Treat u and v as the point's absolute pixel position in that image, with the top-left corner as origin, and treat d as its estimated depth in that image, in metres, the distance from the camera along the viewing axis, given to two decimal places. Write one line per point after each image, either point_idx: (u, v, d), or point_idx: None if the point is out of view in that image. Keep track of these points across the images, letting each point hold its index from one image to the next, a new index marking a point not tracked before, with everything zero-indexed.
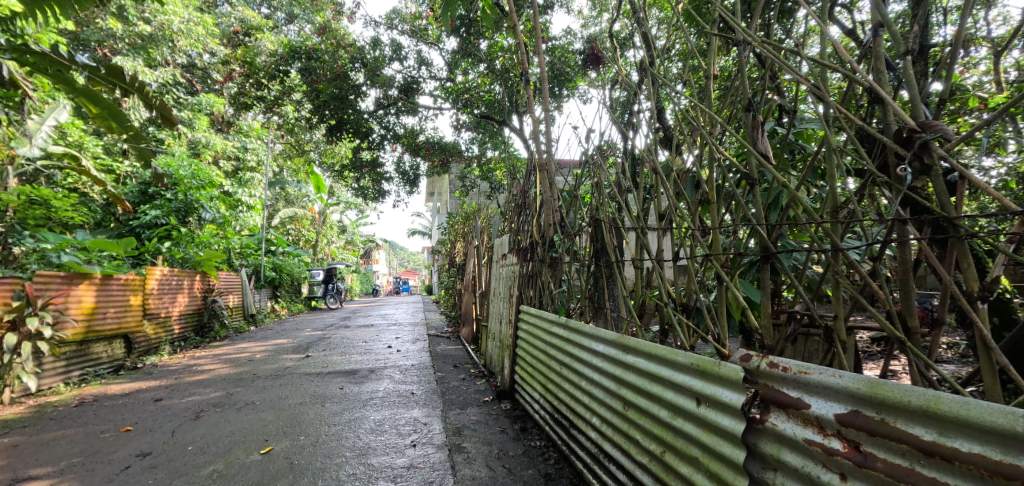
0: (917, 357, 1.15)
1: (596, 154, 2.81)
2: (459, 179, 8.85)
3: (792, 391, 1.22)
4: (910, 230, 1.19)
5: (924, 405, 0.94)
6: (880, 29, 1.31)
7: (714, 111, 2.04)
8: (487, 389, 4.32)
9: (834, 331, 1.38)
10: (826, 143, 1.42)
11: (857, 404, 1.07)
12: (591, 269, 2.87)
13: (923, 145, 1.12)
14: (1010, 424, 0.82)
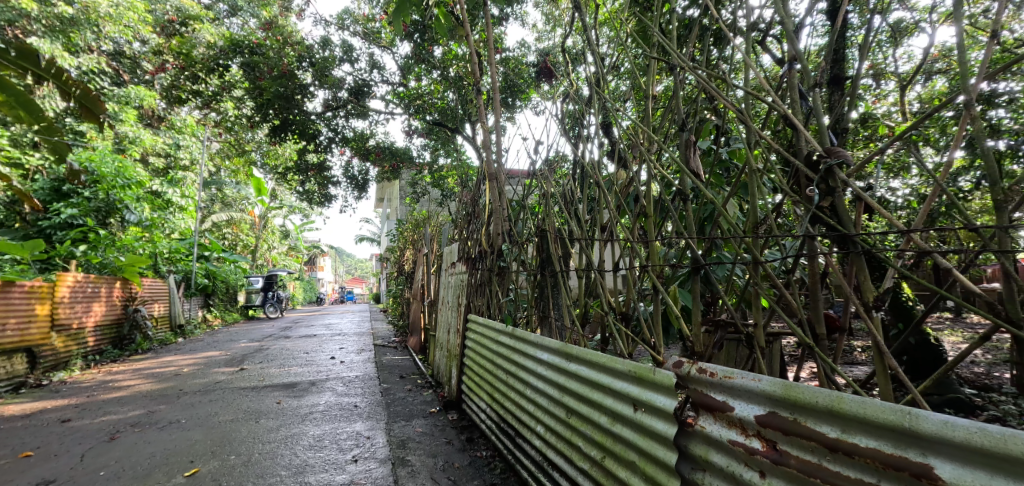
0: (824, 362, 1.18)
1: (546, 166, 2.86)
2: (410, 185, 8.73)
3: (718, 395, 1.24)
4: (818, 246, 1.25)
5: (829, 405, 0.96)
6: (795, 63, 1.42)
7: (655, 129, 2.12)
8: (434, 399, 4.24)
9: (754, 338, 1.44)
10: (752, 162, 1.50)
11: (773, 404, 1.09)
12: (537, 278, 2.89)
13: (828, 169, 1.19)
14: (900, 421, 0.85)
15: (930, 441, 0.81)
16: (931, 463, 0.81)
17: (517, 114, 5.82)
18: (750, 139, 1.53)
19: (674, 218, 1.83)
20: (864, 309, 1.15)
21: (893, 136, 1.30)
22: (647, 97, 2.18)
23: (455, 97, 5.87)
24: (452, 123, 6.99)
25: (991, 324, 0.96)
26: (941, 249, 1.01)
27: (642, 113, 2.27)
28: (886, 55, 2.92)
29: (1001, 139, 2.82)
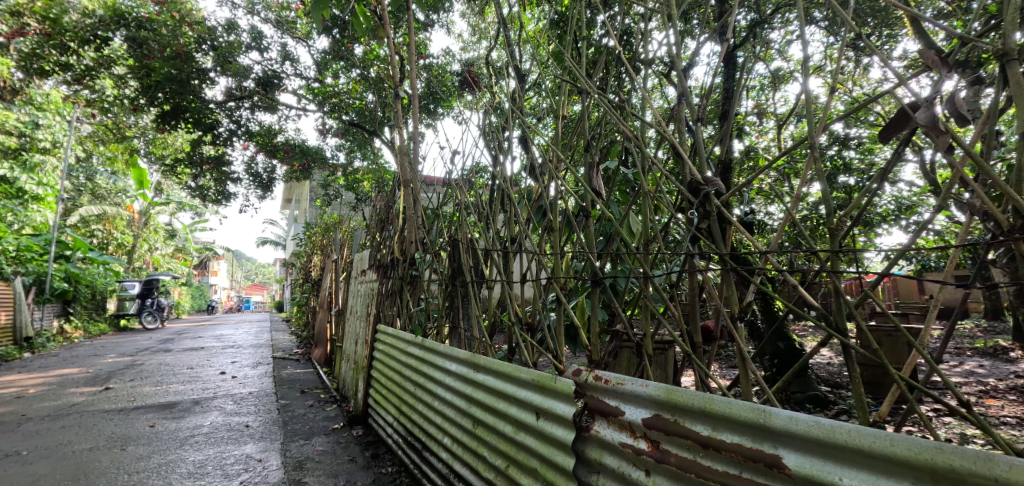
0: (700, 368, 1.28)
1: (463, 176, 2.86)
2: (321, 187, 8.27)
3: (611, 400, 1.28)
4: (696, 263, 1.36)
5: (703, 406, 1.04)
6: (683, 99, 1.59)
7: (566, 147, 2.22)
8: (337, 415, 4.01)
9: (642, 346, 1.54)
10: (645, 184, 1.62)
11: (657, 407, 1.15)
12: (447, 288, 2.85)
13: (705, 196, 1.29)
14: (757, 417, 0.94)
15: (782, 435, 0.90)
16: (780, 454, 0.91)
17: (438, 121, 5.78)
18: (646, 163, 1.65)
19: (577, 233, 1.90)
20: (732, 320, 1.27)
21: (761, 167, 1.45)
22: (560, 116, 2.27)
23: (374, 98, 5.70)
24: (370, 125, 6.76)
25: (826, 332, 1.11)
26: (792, 268, 1.15)
27: (555, 131, 2.36)
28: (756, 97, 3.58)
29: (850, 175, 3.32)
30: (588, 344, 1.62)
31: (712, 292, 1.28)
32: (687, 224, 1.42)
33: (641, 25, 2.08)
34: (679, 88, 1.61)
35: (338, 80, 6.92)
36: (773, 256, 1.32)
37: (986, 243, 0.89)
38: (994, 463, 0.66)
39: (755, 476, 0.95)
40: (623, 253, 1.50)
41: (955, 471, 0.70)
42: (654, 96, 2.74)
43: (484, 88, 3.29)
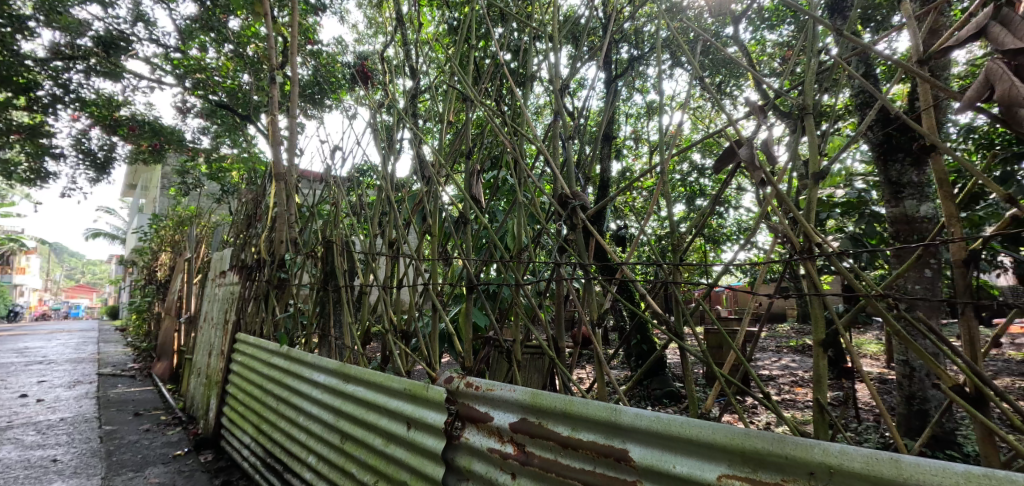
0: (563, 372, 1.35)
1: (343, 173, 2.72)
2: (176, 173, 7.24)
3: (481, 406, 1.30)
4: (563, 273, 1.44)
5: (563, 407, 1.10)
6: (559, 118, 1.70)
7: (452, 152, 2.22)
8: (181, 439, 3.50)
9: (512, 352, 1.59)
10: (520, 195, 1.68)
11: (523, 411, 1.20)
12: (318, 293, 2.66)
13: (572, 209, 1.38)
14: (610, 415, 1.02)
15: (629, 431, 0.99)
16: (627, 448, 1.00)
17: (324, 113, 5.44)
18: (522, 176, 1.71)
19: (456, 240, 1.91)
20: (592, 327, 1.37)
21: (621, 188, 1.59)
22: (448, 121, 2.28)
23: (250, 79, 5.18)
24: (242, 109, 6.12)
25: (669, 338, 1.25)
26: (642, 279, 1.28)
27: (443, 135, 2.35)
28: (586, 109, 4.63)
29: (703, 198, 3.81)
30: (460, 352, 1.63)
31: (575, 301, 1.37)
32: (557, 235, 1.51)
33: (533, 43, 2.17)
34: (556, 107, 1.72)
35: (206, 53, 6.17)
36: (629, 268, 1.45)
37: (786, 261, 1.08)
38: (786, 442, 0.81)
39: (607, 470, 1.03)
40: (496, 262, 1.54)
41: (758, 453, 0.84)
42: (541, 111, 2.88)
43: (376, 84, 3.19)
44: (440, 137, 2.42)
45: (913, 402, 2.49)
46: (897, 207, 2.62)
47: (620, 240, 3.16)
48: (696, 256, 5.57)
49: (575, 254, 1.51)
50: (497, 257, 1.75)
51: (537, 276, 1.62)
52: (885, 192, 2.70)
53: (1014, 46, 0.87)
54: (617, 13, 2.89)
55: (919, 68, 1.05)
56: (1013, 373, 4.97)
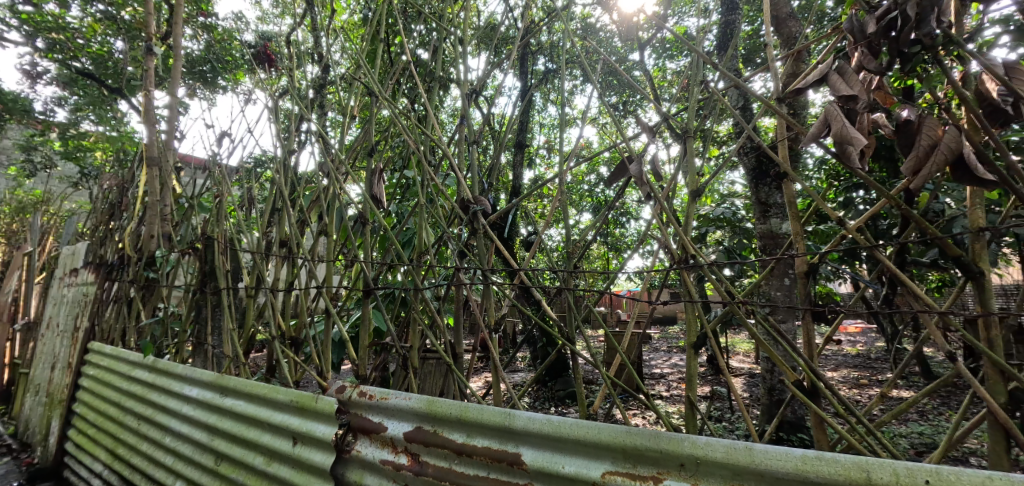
0: (460, 379, 1.34)
1: (232, 163, 2.48)
2: (19, 149, 6.13)
3: (374, 416, 1.25)
4: (463, 277, 1.44)
5: (459, 414, 1.10)
6: (469, 122, 1.70)
7: (354, 148, 2.12)
8: (10, 470, 2.94)
9: (409, 359, 1.54)
10: (423, 198, 1.65)
11: (418, 419, 1.17)
12: (194, 296, 2.38)
13: (474, 213, 1.40)
14: (506, 420, 1.04)
15: (523, 434, 1.02)
16: (520, 451, 1.02)
17: (216, 94, 4.94)
18: (428, 179, 1.68)
19: (353, 242, 1.82)
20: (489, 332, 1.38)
21: (522, 196, 1.63)
22: (352, 116, 2.17)
23: (125, 49, 4.57)
24: (112, 80, 5.35)
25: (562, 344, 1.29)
26: (540, 285, 1.32)
27: (347, 131, 2.24)
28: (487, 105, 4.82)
29: (605, 207, 4.03)
30: (354, 359, 1.56)
31: (474, 307, 1.37)
32: (459, 239, 1.51)
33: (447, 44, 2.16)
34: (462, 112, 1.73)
35: (67, 11, 5.33)
36: (529, 274, 1.49)
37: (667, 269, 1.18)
38: (662, 438, 0.89)
39: (501, 475, 1.03)
40: (394, 266, 1.49)
41: (638, 448, 0.91)
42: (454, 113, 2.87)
43: (277, 70, 2.96)
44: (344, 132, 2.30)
45: (773, 393, 2.84)
46: (765, 224, 2.97)
47: (528, 246, 3.25)
48: (597, 261, 5.88)
49: (475, 259, 1.51)
50: (396, 260, 1.70)
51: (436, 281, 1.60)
52: (755, 210, 3.06)
53: (846, 93, 1.04)
54: (532, 22, 2.97)
55: (777, 105, 1.22)
56: (847, 366, 5.87)
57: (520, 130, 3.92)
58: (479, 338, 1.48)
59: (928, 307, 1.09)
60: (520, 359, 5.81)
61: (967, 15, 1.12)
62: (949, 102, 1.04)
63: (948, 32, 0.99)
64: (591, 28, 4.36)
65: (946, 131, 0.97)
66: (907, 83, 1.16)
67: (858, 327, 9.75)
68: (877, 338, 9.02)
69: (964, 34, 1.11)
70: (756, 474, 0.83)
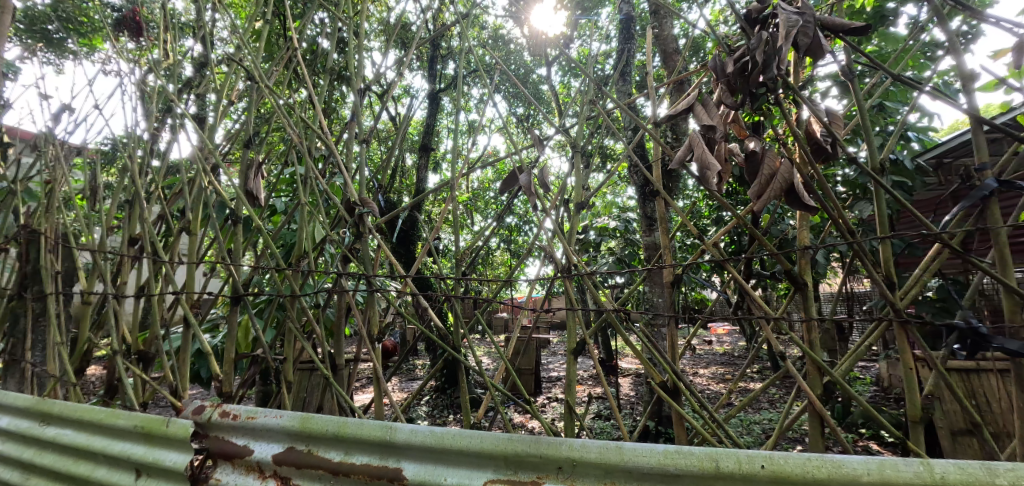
0: (339, 392, 1.26)
1: (73, 145, 2.10)
2: None
3: (239, 439, 1.12)
4: (344, 283, 1.36)
5: (336, 431, 1.04)
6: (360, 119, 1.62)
7: (230, 138, 1.92)
8: None
9: (281, 373, 1.42)
10: (303, 197, 1.53)
11: (290, 439, 1.08)
12: (9, 304, 1.96)
13: (360, 215, 1.34)
14: (388, 434, 1.00)
15: (404, 448, 0.99)
16: (401, 466, 0.99)
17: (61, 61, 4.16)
18: (310, 178, 1.56)
19: (220, 242, 1.63)
20: (371, 341, 1.32)
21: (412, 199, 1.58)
22: (230, 103, 1.96)
23: None
24: None
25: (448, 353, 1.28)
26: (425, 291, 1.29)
27: (226, 118, 2.01)
28: (392, 105, 4.72)
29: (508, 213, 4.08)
30: (218, 374, 1.41)
31: (355, 316, 1.31)
32: (341, 242, 1.44)
33: (345, 36, 2.04)
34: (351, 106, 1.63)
35: None
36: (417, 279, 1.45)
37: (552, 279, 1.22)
38: (541, 443, 0.93)
39: None
40: (268, 271, 1.37)
41: (520, 455, 0.93)
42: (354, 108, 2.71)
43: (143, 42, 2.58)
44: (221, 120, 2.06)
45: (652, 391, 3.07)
46: (650, 235, 3.22)
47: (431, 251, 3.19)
48: (501, 268, 5.98)
49: (360, 264, 1.44)
50: (272, 264, 1.56)
51: (318, 285, 1.50)
52: (641, 221, 3.30)
53: (707, 123, 1.17)
54: (443, 24, 2.93)
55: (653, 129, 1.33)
56: (715, 363, 6.58)
57: (426, 133, 3.94)
58: (360, 347, 1.41)
59: (762, 314, 1.29)
60: (418, 366, 5.68)
61: (801, 65, 1.32)
62: (785, 139, 1.21)
63: (785, 79, 1.14)
64: (500, 39, 4.47)
65: (782, 164, 1.13)
66: (755, 118, 1.34)
67: (726, 329, 10.98)
68: (739, 338, 10.24)
69: (798, 81, 1.31)
70: (625, 471, 0.89)
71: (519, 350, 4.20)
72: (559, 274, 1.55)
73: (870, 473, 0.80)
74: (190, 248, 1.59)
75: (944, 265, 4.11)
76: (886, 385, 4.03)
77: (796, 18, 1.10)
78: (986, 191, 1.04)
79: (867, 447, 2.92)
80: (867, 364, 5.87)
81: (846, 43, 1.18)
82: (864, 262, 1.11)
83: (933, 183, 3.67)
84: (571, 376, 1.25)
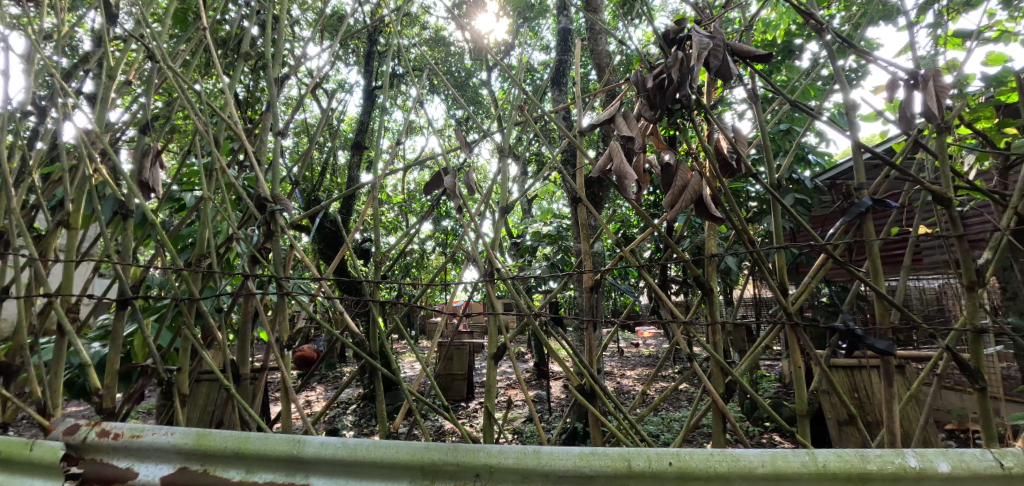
0: (240, 405, 1.16)
1: None
2: None
3: (120, 461, 0.99)
4: (250, 286, 1.27)
5: (236, 447, 0.96)
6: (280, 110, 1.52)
7: (128, 123, 1.73)
8: None
9: (174, 386, 1.29)
10: (209, 192, 1.42)
11: (183, 459, 0.97)
12: None
13: (271, 213, 1.26)
14: (296, 449, 0.94)
15: (312, 462, 0.93)
16: (309, 482, 0.93)
17: None
18: (217, 170, 1.44)
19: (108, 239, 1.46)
20: (279, 349, 1.24)
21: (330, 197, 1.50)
22: (130, 85, 1.76)
23: None
24: None
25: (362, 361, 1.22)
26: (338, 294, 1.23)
27: (125, 101, 1.81)
28: (325, 99, 4.52)
29: (444, 215, 4.03)
30: (97, 387, 1.26)
31: (262, 322, 1.22)
32: (249, 242, 1.34)
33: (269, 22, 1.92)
34: (268, 96, 1.53)
35: None
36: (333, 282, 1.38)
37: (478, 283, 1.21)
38: (459, 450, 0.91)
39: None
40: (163, 271, 1.25)
41: (436, 464, 0.91)
42: (280, 100, 2.55)
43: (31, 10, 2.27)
44: (121, 102, 1.86)
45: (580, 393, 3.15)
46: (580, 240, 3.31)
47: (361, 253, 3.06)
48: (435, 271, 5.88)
49: (271, 266, 1.35)
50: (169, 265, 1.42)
51: (222, 288, 1.39)
52: (573, 227, 3.39)
53: (627, 135, 1.22)
54: (381, 19, 2.84)
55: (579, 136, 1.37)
56: (640, 364, 6.88)
57: (360, 130, 3.81)
58: (267, 356, 1.32)
59: (672, 318, 1.37)
60: (346, 373, 5.44)
61: (712, 86, 1.41)
62: (697, 152, 1.29)
63: (697, 96, 1.21)
64: (441, 40, 4.43)
65: (693, 177, 1.20)
66: (671, 132, 1.42)
67: (652, 331, 11.51)
68: (664, 341, 10.77)
69: (710, 101, 1.40)
70: (542, 475, 0.89)
71: (452, 355, 4.14)
72: (490, 276, 1.54)
73: (764, 464, 0.86)
74: (70, 244, 1.41)
75: (834, 273, 4.58)
76: (787, 382, 4.42)
77: (707, 41, 1.17)
78: (862, 208, 1.16)
79: (770, 439, 3.17)
80: (773, 363, 6.40)
81: (750, 68, 1.29)
82: (761, 269, 1.21)
83: (827, 199, 4.10)
84: (489, 380, 1.25)
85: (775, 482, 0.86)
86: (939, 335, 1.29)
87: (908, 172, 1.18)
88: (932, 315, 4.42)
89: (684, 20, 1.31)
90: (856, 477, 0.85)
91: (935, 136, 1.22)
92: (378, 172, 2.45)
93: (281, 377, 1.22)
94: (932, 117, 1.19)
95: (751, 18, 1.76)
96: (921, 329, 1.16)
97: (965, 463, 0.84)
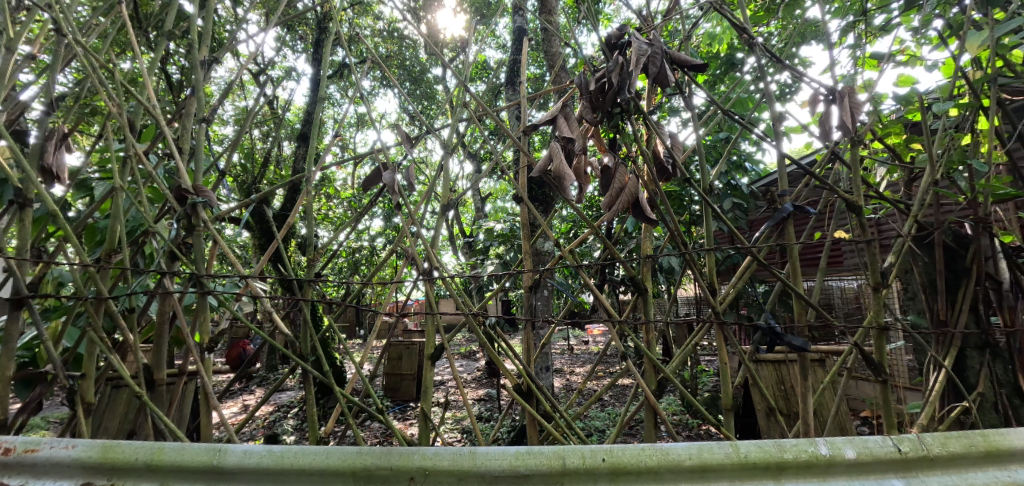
0: (153, 412, 1.08)
1: None
2: None
3: (11, 480, 0.88)
4: (168, 283, 1.18)
5: (149, 459, 0.89)
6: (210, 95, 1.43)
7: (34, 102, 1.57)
8: None
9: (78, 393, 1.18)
10: (124, 181, 1.31)
11: (85, 475, 0.89)
12: None
13: (193, 205, 1.18)
14: (217, 458, 0.89)
15: (234, 472, 0.88)
16: None
17: None
18: (134, 158, 1.33)
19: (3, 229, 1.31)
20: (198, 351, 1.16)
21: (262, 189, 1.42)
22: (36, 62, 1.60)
23: None
24: None
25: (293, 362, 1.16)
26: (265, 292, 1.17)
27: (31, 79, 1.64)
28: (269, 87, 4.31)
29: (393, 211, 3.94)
30: None
31: (180, 322, 1.14)
32: (167, 236, 1.24)
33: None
34: (196, 80, 1.44)
35: None
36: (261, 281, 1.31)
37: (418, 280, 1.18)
38: (392, 454, 0.89)
39: None
40: (66, 267, 1.14)
41: (368, 469, 0.89)
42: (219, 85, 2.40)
43: None
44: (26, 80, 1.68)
45: None
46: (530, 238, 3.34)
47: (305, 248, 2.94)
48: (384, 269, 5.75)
49: (192, 262, 1.26)
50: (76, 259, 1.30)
51: (136, 286, 1.29)
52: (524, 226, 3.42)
53: (568, 136, 1.24)
54: None
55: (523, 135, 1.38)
56: (588, 361, 7.03)
57: (306, 121, 3.66)
58: (185, 360, 1.23)
59: (609, 317, 1.40)
60: (288, 374, 5.21)
61: (651, 92, 1.46)
62: (636, 156, 1.33)
63: (635, 101, 1.24)
64: (394, 32, 4.33)
65: (630, 179, 1.24)
66: (611, 135, 1.46)
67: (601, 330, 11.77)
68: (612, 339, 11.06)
69: (649, 106, 1.45)
70: (478, 476, 0.89)
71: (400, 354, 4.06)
72: (436, 274, 1.52)
73: (691, 457, 0.90)
74: None
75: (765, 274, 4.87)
76: None
77: (645, 48, 1.21)
78: (784, 212, 1.24)
79: (706, 431, 3.33)
80: (711, 359, 6.71)
81: (687, 76, 1.33)
82: (693, 270, 1.26)
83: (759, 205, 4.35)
84: (425, 381, 1.22)
85: (701, 474, 0.89)
86: (848, 331, 1.40)
87: (824, 180, 1.27)
88: (851, 313, 4.77)
89: (625, 27, 1.35)
90: (774, 466, 0.90)
91: (849, 148, 1.32)
92: (322, 166, 2.36)
93: (201, 381, 1.14)
94: (846, 130, 1.28)
95: (691, 29, 1.83)
96: (833, 326, 1.25)
97: (869, 449, 0.92)
